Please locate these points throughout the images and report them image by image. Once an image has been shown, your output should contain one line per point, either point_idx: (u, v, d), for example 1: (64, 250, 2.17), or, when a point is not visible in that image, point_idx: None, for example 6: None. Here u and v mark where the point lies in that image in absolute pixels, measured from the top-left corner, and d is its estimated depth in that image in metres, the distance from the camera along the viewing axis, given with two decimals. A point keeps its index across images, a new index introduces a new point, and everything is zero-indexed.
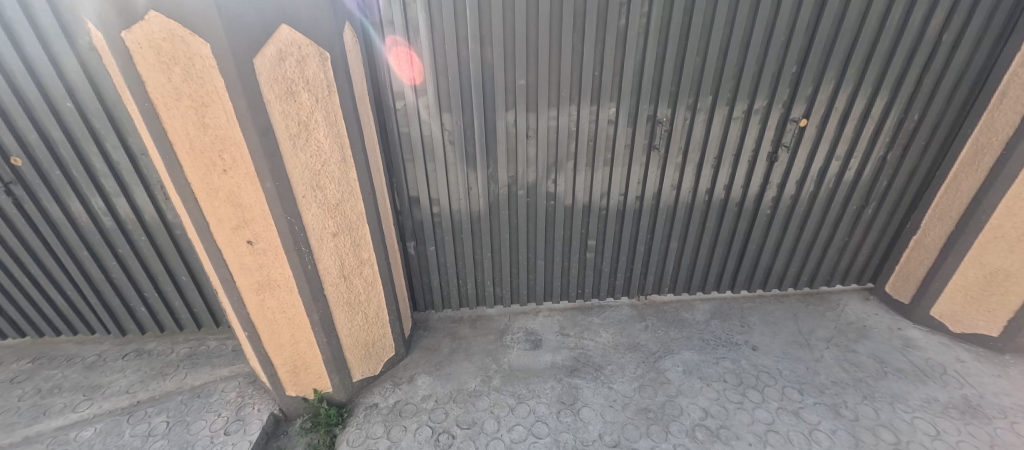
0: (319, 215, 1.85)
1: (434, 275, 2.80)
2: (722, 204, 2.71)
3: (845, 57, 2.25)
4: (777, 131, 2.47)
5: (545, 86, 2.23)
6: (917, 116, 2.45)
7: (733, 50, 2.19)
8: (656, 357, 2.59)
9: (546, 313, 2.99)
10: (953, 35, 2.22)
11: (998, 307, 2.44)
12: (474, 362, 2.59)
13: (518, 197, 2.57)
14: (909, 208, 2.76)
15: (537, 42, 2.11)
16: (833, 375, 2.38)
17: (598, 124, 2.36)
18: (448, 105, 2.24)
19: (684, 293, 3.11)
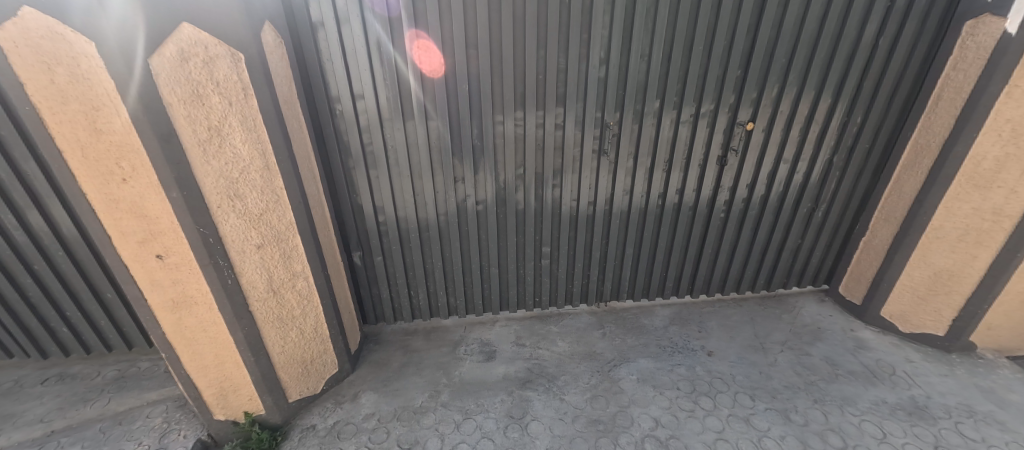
0: (239, 227, 1.73)
1: (383, 286, 2.68)
2: (675, 209, 2.69)
3: (786, 62, 2.27)
4: (725, 134, 2.47)
5: (488, 90, 2.16)
6: (860, 120, 2.49)
7: (676, 53, 2.18)
8: (611, 365, 2.52)
9: (503, 323, 2.90)
10: (889, 40, 2.26)
11: (943, 306, 2.50)
12: (424, 376, 2.47)
13: (466, 204, 2.49)
14: (858, 210, 2.80)
15: (479, 45, 2.05)
16: (786, 379, 2.36)
17: (545, 129, 2.32)
18: (388, 110, 2.16)
19: (644, 299, 3.07)
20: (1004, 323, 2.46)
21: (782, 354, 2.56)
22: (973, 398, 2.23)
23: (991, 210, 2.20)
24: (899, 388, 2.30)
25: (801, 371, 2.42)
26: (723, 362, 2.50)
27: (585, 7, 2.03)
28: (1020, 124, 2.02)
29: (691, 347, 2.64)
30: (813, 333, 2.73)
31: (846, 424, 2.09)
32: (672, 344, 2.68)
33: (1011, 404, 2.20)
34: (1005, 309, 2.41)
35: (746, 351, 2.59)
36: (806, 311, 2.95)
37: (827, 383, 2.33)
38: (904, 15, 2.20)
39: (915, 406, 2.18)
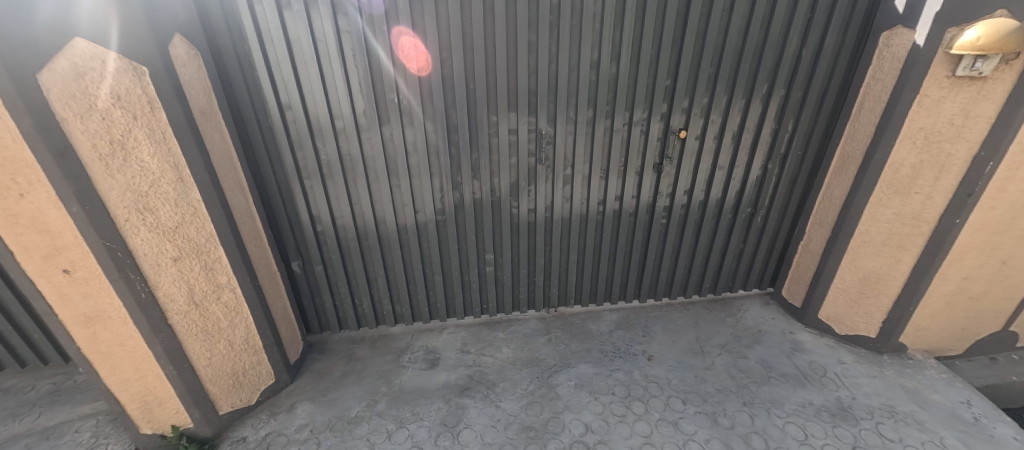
0: (151, 240, 1.70)
1: (326, 295, 2.68)
2: (616, 215, 2.73)
3: (712, 72, 2.33)
4: (660, 142, 2.51)
5: (418, 100, 2.18)
6: (790, 127, 2.55)
7: (604, 63, 2.22)
8: (552, 371, 2.55)
9: (451, 329, 2.91)
10: (812, 51, 2.33)
11: (873, 309, 2.56)
12: (364, 385, 2.47)
13: (404, 212, 2.50)
14: (795, 214, 2.87)
15: (404, 55, 2.06)
16: (718, 383, 2.41)
17: (479, 138, 2.34)
18: (317, 120, 2.16)
19: (593, 304, 3.11)
20: (931, 324, 2.54)
21: (719, 358, 2.61)
22: (897, 398, 2.29)
23: (911, 216, 2.27)
24: (827, 389, 2.35)
25: (735, 374, 2.47)
26: (661, 367, 2.54)
27: (510, 19, 2.06)
28: (931, 132, 2.08)
29: (632, 352, 2.67)
30: (753, 336, 2.78)
31: (771, 426, 2.14)
32: (614, 349, 2.71)
33: (931, 403, 2.26)
34: (931, 311, 2.48)
35: (685, 355, 2.64)
36: (749, 314, 3.01)
37: (758, 386, 2.38)
38: (825, 26, 2.27)
39: (840, 407, 2.23)
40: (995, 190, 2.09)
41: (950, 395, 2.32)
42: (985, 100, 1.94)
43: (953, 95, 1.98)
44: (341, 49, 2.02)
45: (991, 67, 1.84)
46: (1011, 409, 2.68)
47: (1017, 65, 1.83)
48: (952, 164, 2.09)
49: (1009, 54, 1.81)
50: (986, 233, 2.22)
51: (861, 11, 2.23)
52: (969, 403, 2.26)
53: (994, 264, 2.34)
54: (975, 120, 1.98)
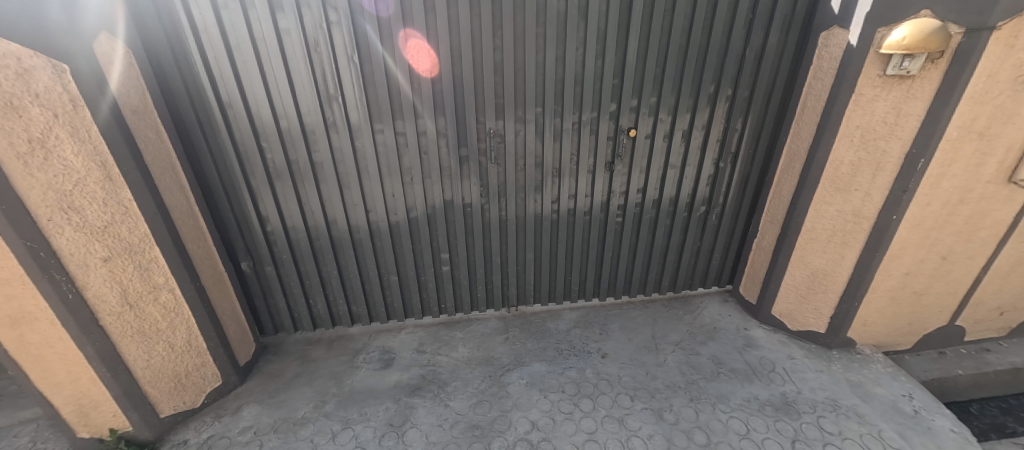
0: (77, 240, 1.66)
1: (279, 296, 2.65)
2: (569, 216, 2.75)
3: (657, 72, 2.37)
4: (611, 142, 2.54)
5: (363, 99, 2.18)
6: (739, 126, 2.60)
7: (550, 63, 2.24)
8: (505, 370, 2.55)
9: (409, 329, 2.90)
10: (755, 52, 2.38)
11: (822, 305, 2.60)
12: (314, 386, 2.44)
13: (354, 212, 2.48)
14: (749, 213, 2.92)
15: (347, 55, 2.06)
16: (668, 379, 2.43)
17: (427, 136, 2.33)
18: (259, 118, 2.14)
19: (553, 303, 3.12)
20: (878, 319, 2.58)
21: (672, 354, 2.63)
22: (841, 392, 2.33)
23: (852, 213, 2.31)
24: (774, 384, 2.38)
25: (686, 370, 2.50)
26: (614, 364, 2.56)
27: (453, 19, 2.07)
28: (867, 130, 2.13)
29: (587, 350, 2.68)
30: (708, 333, 2.81)
31: (714, 421, 2.16)
32: (570, 347, 2.72)
33: (874, 397, 2.30)
34: (876, 306, 2.53)
35: (639, 352, 2.66)
36: (707, 311, 3.04)
37: (707, 382, 2.41)
38: (765, 28, 2.32)
39: (784, 402, 2.27)
40: (930, 186, 2.13)
41: (893, 388, 2.36)
42: (915, 98, 1.97)
43: (884, 94, 2.03)
44: (283, 49, 2.02)
45: (918, 65, 1.88)
46: (959, 403, 2.71)
47: (941, 63, 1.87)
48: (887, 161, 2.13)
49: (934, 53, 1.85)
50: (924, 229, 2.27)
51: (801, 12, 2.28)
52: (911, 396, 2.30)
53: (935, 259, 2.39)
54: (906, 118, 2.02)
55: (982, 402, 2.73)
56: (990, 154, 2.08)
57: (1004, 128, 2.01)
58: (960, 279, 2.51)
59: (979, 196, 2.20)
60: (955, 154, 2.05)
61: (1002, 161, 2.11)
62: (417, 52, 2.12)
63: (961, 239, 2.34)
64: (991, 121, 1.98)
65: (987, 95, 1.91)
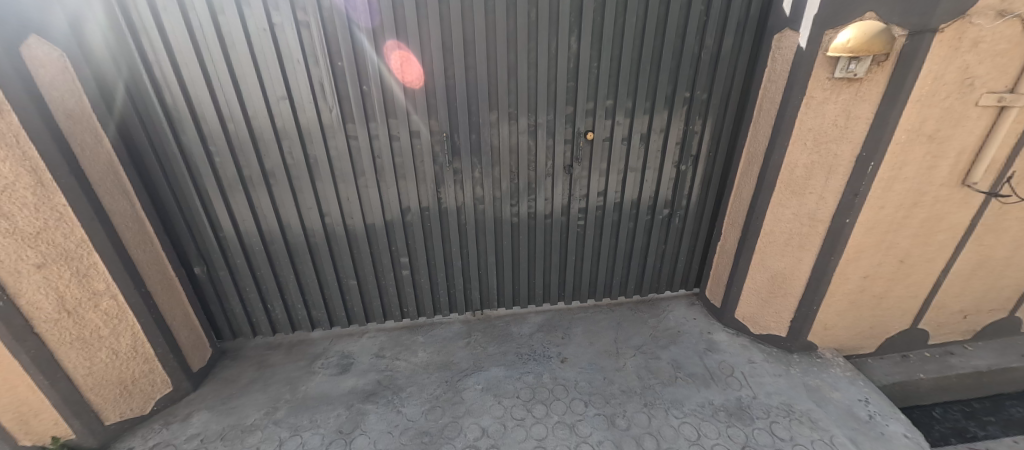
0: (7, 246, 1.61)
1: (235, 301, 2.62)
2: (530, 219, 2.73)
3: (611, 75, 2.36)
4: (569, 145, 2.52)
5: (311, 103, 2.15)
6: (698, 129, 2.58)
7: (502, 66, 2.22)
8: (462, 375, 2.52)
9: (371, 334, 2.88)
10: (711, 54, 2.37)
11: (782, 309, 2.58)
12: (268, 392, 2.42)
13: (308, 216, 2.45)
14: (712, 216, 2.90)
15: (292, 59, 2.04)
16: (625, 384, 2.42)
17: (379, 140, 2.31)
18: (205, 121, 2.11)
19: (518, 306, 3.09)
20: (839, 323, 2.57)
21: (632, 359, 2.61)
22: (797, 397, 2.31)
23: (808, 216, 2.30)
24: (730, 389, 2.37)
25: (644, 375, 2.48)
26: (572, 369, 2.54)
27: (399, 21, 2.05)
28: (819, 133, 2.11)
29: (547, 355, 2.66)
30: (670, 337, 2.79)
31: (666, 427, 2.14)
32: (530, 351, 2.70)
33: (830, 402, 2.28)
34: (836, 310, 2.51)
35: (599, 356, 2.64)
36: (673, 314, 3.02)
37: (663, 387, 2.39)
38: (720, 30, 2.31)
39: (738, 407, 2.25)
40: (882, 189, 2.11)
41: (850, 393, 2.34)
42: (863, 101, 1.95)
43: (834, 97, 2.01)
44: (226, 51, 2.00)
45: (865, 68, 1.86)
46: (922, 407, 2.69)
47: (887, 66, 1.85)
48: (839, 164, 2.11)
49: (879, 55, 1.83)
50: (879, 232, 2.25)
51: (754, 14, 2.27)
52: (867, 401, 2.28)
53: (892, 262, 2.37)
54: (856, 121, 2.00)
55: (946, 405, 2.71)
56: (942, 157, 2.07)
57: (954, 131, 2.00)
58: (920, 282, 2.50)
59: (933, 199, 2.18)
60: (905, 157, 2.03)
61: (955, 164, 2.10)
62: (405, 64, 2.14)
63: (918, 242, 2.32)
64: (940, 123, 1.97)
65: (934, 97, 1.90)
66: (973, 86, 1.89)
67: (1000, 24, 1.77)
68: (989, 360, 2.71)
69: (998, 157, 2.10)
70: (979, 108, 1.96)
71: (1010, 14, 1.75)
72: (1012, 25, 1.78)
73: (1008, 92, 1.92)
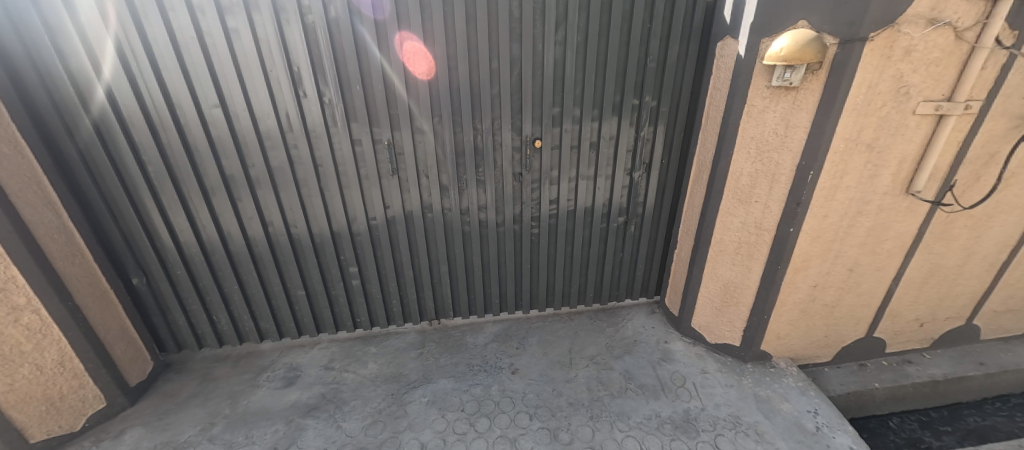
0: None
1: (178, 313, 2.56)
2: (481, 227, 2.69)
3: (556, 82, 2.33)
4: (517, 153, 2.48)
5: (245, 112, 2.11)
6: (649, 135, 2.56)
7: (442, 72, 2.19)
8: (409, 387, 2.47)
9: (323, 345, 2.82)
10: (657, 61, 2.35)
11: (736, 318, 2.55)
12: (207, 407, 2.35)
13: (250, 226, 2.39)
14: (669, 223, 2.88)
15: (223, 67, 2.00)
16: (573, 396, 2.37)
17: (319, 148, 2.26)
18: (136, 131, 2.07)
19: (475, 316, 3.05)
20: (792, 332, 2.54)
21: (584, 369, 2.57)
22: (745, 408, 2.28)
23: (754, 225, 2.27)
24: (679, 401, 2.33)
25: (594, 386, 2.44)
26: (522, 380, 2.49)
27: (333, 27, 2.01)
28: (761, 142, 2.09)
29: (499, 366, 2.62)
30: (626, 347, 2.76)
31: (609, 441, 2.10)
32: (482, 362, 2.65)
33: (778, 413, 2.25)
34: (787, 319, 2.49)
35: (551, 367, 2.60)
36: (631, 323, 2.99)
37: (612, 399, 2.35)
38: (663, 38, 2.30)
39: (685, 419, 2.21)
40: (824, 199, 2.10)
41: (800, 403, 2.30)
42: (801, 110, 1.93)
43: (774, 105, 1.99)
44: (153, 57, 1.96)
45: (799, 77, 1.84)
46: (878, 416, 2.66)
47: (821, 75, 1.83)
48: (781, 172, 2.09)
49: (813, 64, 1.82)
50: (825, 241, 2.24)
51: (698, 21, 2.26)
52: (816, 413, 2.24)
53: (841, 271, 2.35)
54: (794, 130, 1.98)
55: (903, 415, 2.68)
56: (882, 166, 2.05)
57: (892, 140, 1.98)
58: (872, 291, 2.48)
59: (878, 207, 2.17)
60: (844, 167, 2.02)
61: (896, 173, 2.08)
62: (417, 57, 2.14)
63: (866, 251, 2.31)
64: (878, 132, 1.95)
65: (870, 106, 1.88)
66: (909, 94, 1.88)
67: (930, 32, 1.75)
68: (945, 368, 2.69)
69: (940, 165, 2.08)
70: (917, 117, 1.94)
71: (940, 22, 1.74)
72: (943, 34, 1.76)
73: (945, 100, 1.91)
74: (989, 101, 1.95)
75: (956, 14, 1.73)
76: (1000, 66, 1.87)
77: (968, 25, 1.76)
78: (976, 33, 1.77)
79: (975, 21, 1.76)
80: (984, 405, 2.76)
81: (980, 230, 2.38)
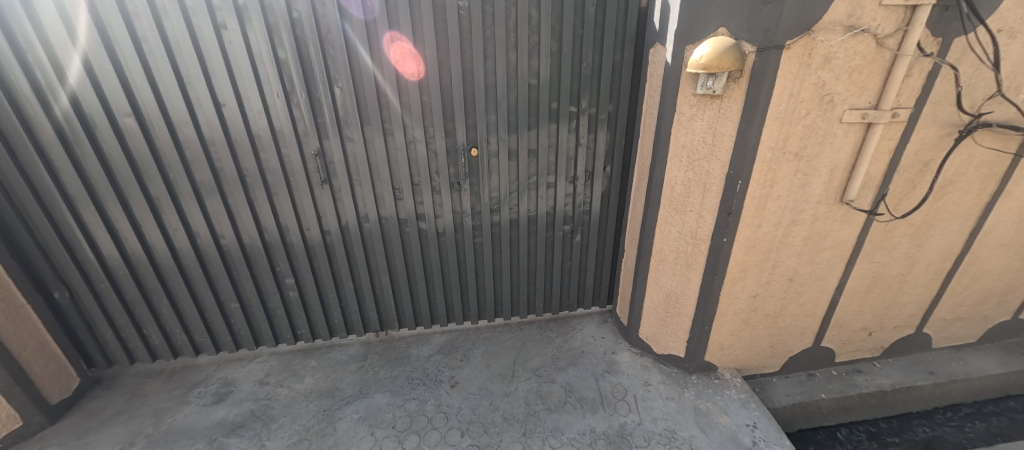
0: None
1: (105, 327, 2.49)
2: (421, 237, 2.63)
3: (488, 88, 2.27)
4: (453, 162, 2.43)
5: (161, 121, 2.04)
6: (589, 143, 2.51)
7: (367, 79, 2.13)
8: (343, 403, 2.39)
9: (262, 358, 2.75)
10: (592, 68, 2.30)
11: (679, 328, 2.50)
12: (129, 426, 2.27)
13: (175, 237, 2.33)
14: (616, 231, 2.85)
15: (136, 76, 1.94)
16: (509, 411, 2.31)
17: (242, 158, 2.19)
18: (45, 141, 1.99)
19: (422, 326, 2.99)
20: (735, 342, 2.50)
21: (526, 382, 2.51)
22: (682, 422, 2.22)
23: (690, 234, 2.23)
24: (617, 415, 2.27)
25: (532, 400, 2.38)
26: (459, 394, 2.42)
27: (248, 34, 1.95)
28: (691, 151, 2.05)
29: (438, 379, 2.55)
30: (571, 358, 2.71)
31: None
32: (422, 375, 2.58)
33: (716, 427, 2.19)
34: (729, 329, 2.44)
35: (492, 380, 2.53)
36: (581, 333, 2.94)
37: (548, 413, 2.29)
38: (597, 43, 2.25)
39: (619, 434, 2.16)
40: (756, 208, 2.06)
41: (739, 417, 2.25)
42: (727, 119, 1.89)
43: (700, 114, 1.95)
44: (60, 67, 1.89)
45: (721, 85, 1.80)
46: (826, 427, 2.62)
47: (743, 82, 1.79)
48: (712, 181, 2.05)
49: (733, 72, 1.78)
50: (760, 251, 2.20)
51: (631, 27, 2.22)
52: (754, 426, 2.19)
53: (781, 281, 2.32)
54: (722, 139, 1.94)
55: (851, 426, 2.64)
56: (813, 174, 2.02)
57: (821, 148, 1.95)
58: (815, 300, 2.44)
59: (812, 217, 2.14)
60: (774, 175, 1.98)
61: (828, 181, 2.05)
62: (407, 59, 2.12)
63: (804, 260, 2.27)
64: (805, 141, 1.92)
65: (793, 115, 1.84)
66: (833, 102, 1.84)
67: (849, 39, 1.71)
68: (894, 378, 2.65)
69: (872, 174, 2.06)
70: (844, 125, 1.91)
71: (859, 29, 1.70)
72: (863, 41, 1.72)
73: (872, 108, 1.87)
74: (918, 109, 1.92)
75: (875, 20, 1.70)
76: (926, 73, 1.84)
77: (889, 32, 1.72)
78: (897, 40, 1.74)
79: (896, 28, 1.72)
80: (935, 415, 2.73)
81: (921, 238, 2.35)
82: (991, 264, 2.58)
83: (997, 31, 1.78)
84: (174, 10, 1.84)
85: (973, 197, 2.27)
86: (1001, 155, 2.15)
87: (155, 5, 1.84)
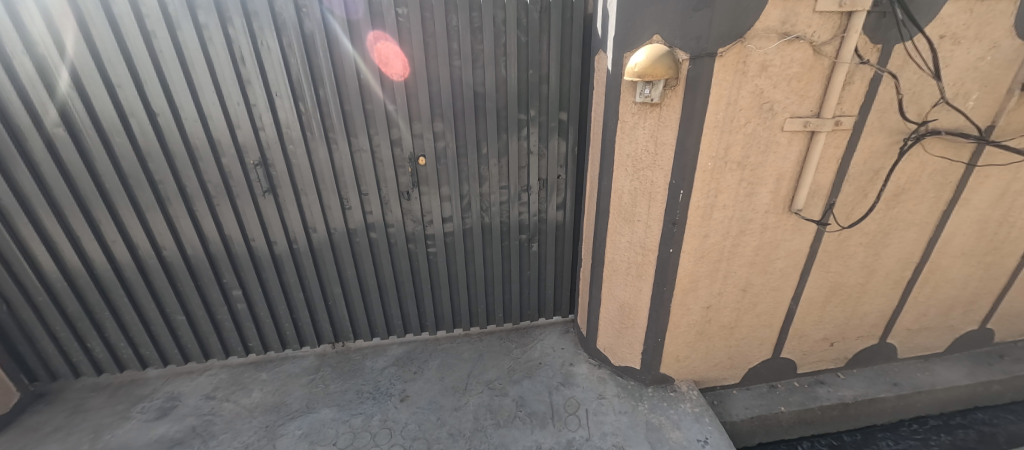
0: None
1: (47, 340, 2.44)
2: (372, 247, 2.58)
3: (433, 96, 2.23)
4: (400, 171, 2.38)
5: (92, 131, 1.99)
6: (541, 151, 2.47)
7: (306, 85, 2.07)
8: (287, 418, 2.33)
9: (212, 371, 2.70)
10: (539, 75, 2.27)
11: (634, 340, 2.44)
12: (65, 443, 2.21)
13: (115, 250, 2.28)
14: (574, 240, 2.81)
15: (65, 86, 1.90)
16: (456, 426, 2.25)
17: (179, 168, 2.15)
18: None
19: (380, 337, 2.94)
20: (691, 354, 2.44)
21: (477, 396, 2.45)
22: (632, 437, 2.17)
23: (639, 245, 2.18)
24: (565, 430, 2.21)
25: (481, 414, 2.32)
26: (407, 409, 2.36)
27: (180, 42, 1.91)
28: (635, 160, 2.00)
29: (388, 393, 2.49)
30: (528, 370, 2.65)
31: None
32: (373, 389, 2.52)
33: (665, 442, 2.14)
34: (684, 341, 2.39)
35: (443, 394, 2.47)
36: (541, 344, 2.88)
37: (495, 429, 2.23)
38: (543, 50, 2.22)
39: None
40: (701, 217, 2.02)
41: (691, 432, 2.19)
42: (666, 127, 1.84)
43: (642, 122, 1.90)
44: None
45: (658, 93, 1.76)
46: (787, 440, 2.57)
47: (679, 90, 1.75)
48: (656, 191, 2.00)
49: (669, 79, 1.74)
50: (711, 261, 2.16)
51: (577, 33, 2.19)
52: (705, 442, 2.13)
53: (733, 291, 2.27)
54: (663, 148, 1.89)
55: (813, 439, 2.59)
56: (759, 184, 1.97)
57: (764, 157, 1.91)
58: (771, 311, 2.39)
59: (761, 226, 2.09)
60: (717, 185, 1.94)
61: (775, 190, 2.00)
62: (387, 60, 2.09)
63: (756, 270, 2.23)
64: (747, 150, 1.88)
65: (733, 123, 1.80)
66: (774, 111, 1.80)
67: (785, 46, 1.67)
68: (857, 390, 2.59)
69: (819, 183, 2.02)
70: (787, 133, 1.87)
71: (793, 36, 1.66)
72: (800, 48, 1.68)
73: (814, 116, 1.83)
74: (862, 117, 1.88)
75: (810, 27, 1.65)
76: (868, 80, 1.80)
77: (826, 39, 1.68)
78: (835, 47, 1.69)
79: (833, 34, 1.68)
80: (900, 428, 2.68)
81: (877, 247, 2.30)
82: (954, 273, 2.53)
83: (939, 37, 1.74)
84: (100, 18, 1.80)
85: (928, 206, 2.22)
86: (954, 163, 2.11)
87: (81, 13, 1.80)
